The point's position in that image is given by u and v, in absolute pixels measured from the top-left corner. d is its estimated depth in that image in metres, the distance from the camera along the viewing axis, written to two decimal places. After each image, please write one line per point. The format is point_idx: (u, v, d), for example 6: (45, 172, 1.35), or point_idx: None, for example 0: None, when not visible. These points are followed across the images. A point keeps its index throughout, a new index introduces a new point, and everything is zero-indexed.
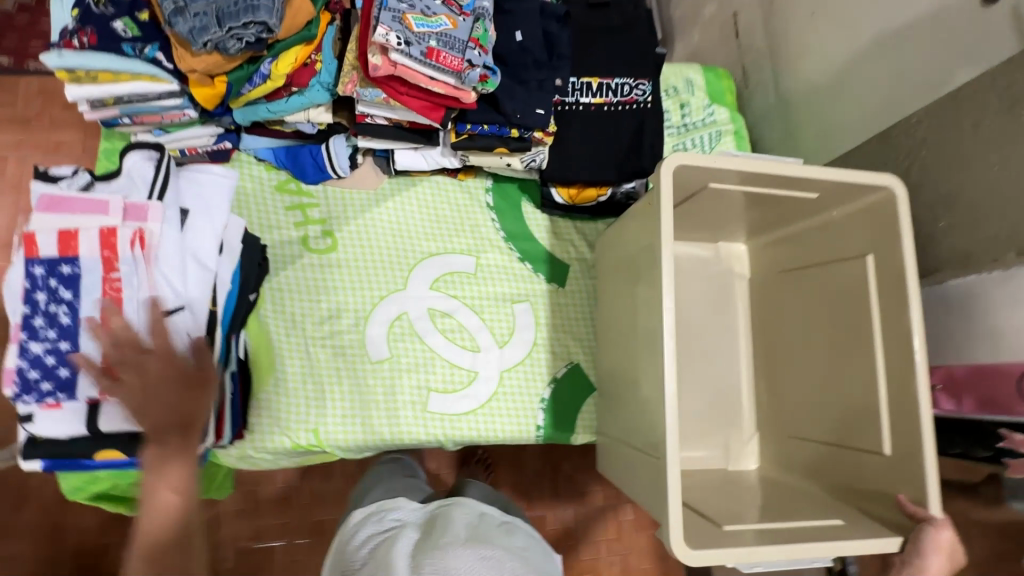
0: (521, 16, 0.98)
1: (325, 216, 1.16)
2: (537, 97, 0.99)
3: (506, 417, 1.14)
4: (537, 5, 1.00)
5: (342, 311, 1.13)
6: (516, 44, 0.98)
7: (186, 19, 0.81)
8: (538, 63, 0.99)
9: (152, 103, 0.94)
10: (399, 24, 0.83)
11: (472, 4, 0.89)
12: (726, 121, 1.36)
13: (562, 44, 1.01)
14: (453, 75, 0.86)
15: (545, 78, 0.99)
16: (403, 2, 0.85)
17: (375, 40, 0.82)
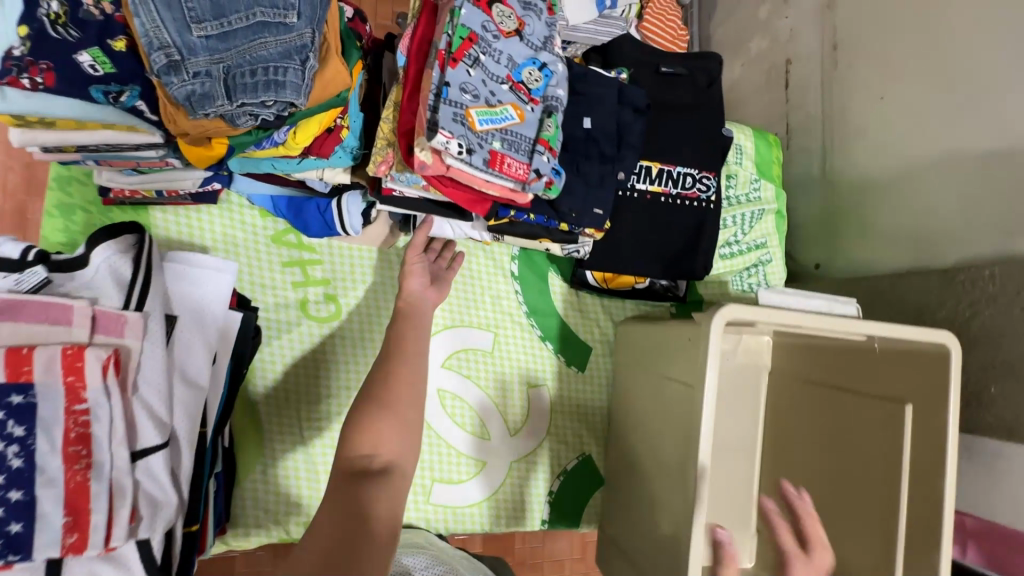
0: (593, 98, 0.84)
1: (328, 277, 1.01)
2: (599, 193, 0.85)
3: (513, 509, 1.08)
4: (614, 85, 0.85)
5: (342, 391, 0.99)
6: (582, 131, 0.83)
7: (183, 80, 0.62)
8: (604, 155, 0.85)
9: (126, 151, 0.75)
10: (461, 126, 0.67)
11: (544, 92, 0.74)
12: (771, 200, 1.27)
13: (633, 133, 0.86)
14: (516, 184, 0.72)
15: (608, 171, 0.85)
16: (465, 90, 0.68)
17: (430, 142, 0.67)
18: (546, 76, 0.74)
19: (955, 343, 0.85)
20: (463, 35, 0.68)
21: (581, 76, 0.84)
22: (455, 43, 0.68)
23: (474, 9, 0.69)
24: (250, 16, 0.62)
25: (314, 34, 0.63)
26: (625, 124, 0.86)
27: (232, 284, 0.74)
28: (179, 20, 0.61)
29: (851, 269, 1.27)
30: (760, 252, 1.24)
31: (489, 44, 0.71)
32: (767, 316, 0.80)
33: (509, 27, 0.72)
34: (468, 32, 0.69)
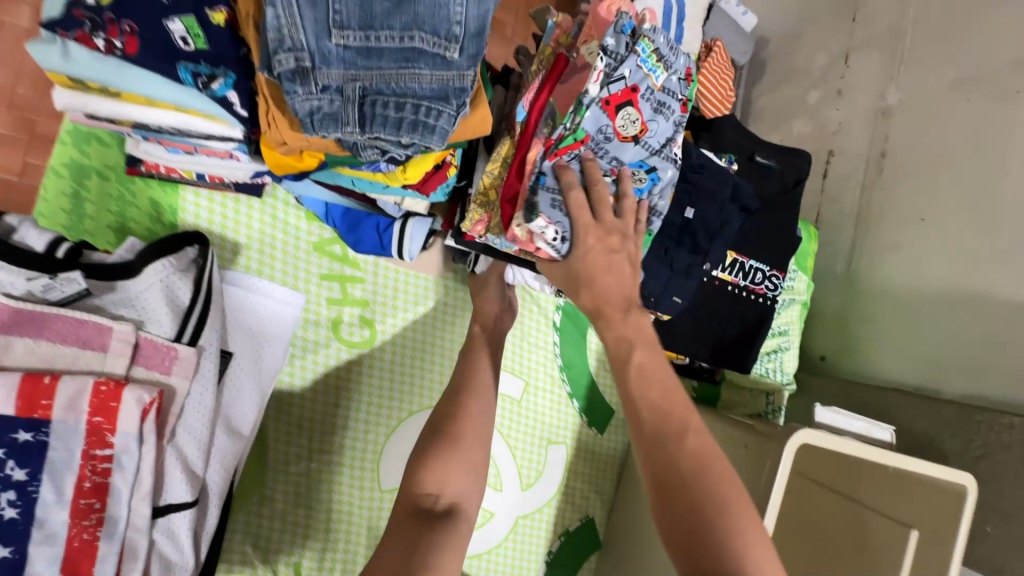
0: (705, 191, 0.81)
1: (367, 299, 0.91)
2: (686, 278, 0.82)
3: (510, 565, 1.03)
4: (730, 181, 0.82)
5: (357, 425, 0.90)
6: (682, 219, 0.80)
7: (309, 94, 0.52)
8: (700, 243, 0.81)
9: (192, 137, 0.63)
10: (559, 212, 0.68)
11: (644, 194, 0.74)
12: (802, 291, 1.29)
13: (731, 226, 0.83)
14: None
15: (698, 259, 0.82)
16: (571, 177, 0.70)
17: (527, 225, 0.67)
18: (651, 181, 0.73)
19: (972, 486, 0.91)
20: (578, 136, 0.67)
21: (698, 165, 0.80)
22: (566, 143, 0.67)
23: (600, 113, 0.66)
24: (404, 39, 0.52)
25: (471, 75, 0.54)
26: (728, 216, 0.83)
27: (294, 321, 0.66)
28: (320, 21, 0.50)
29: (856, 372, 1.31)
30: (783, 339, 1.23)
31: (601, 145, 0.69)
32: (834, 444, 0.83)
33: (628, 132, 0.69)
34: (583, 135, 0.66)
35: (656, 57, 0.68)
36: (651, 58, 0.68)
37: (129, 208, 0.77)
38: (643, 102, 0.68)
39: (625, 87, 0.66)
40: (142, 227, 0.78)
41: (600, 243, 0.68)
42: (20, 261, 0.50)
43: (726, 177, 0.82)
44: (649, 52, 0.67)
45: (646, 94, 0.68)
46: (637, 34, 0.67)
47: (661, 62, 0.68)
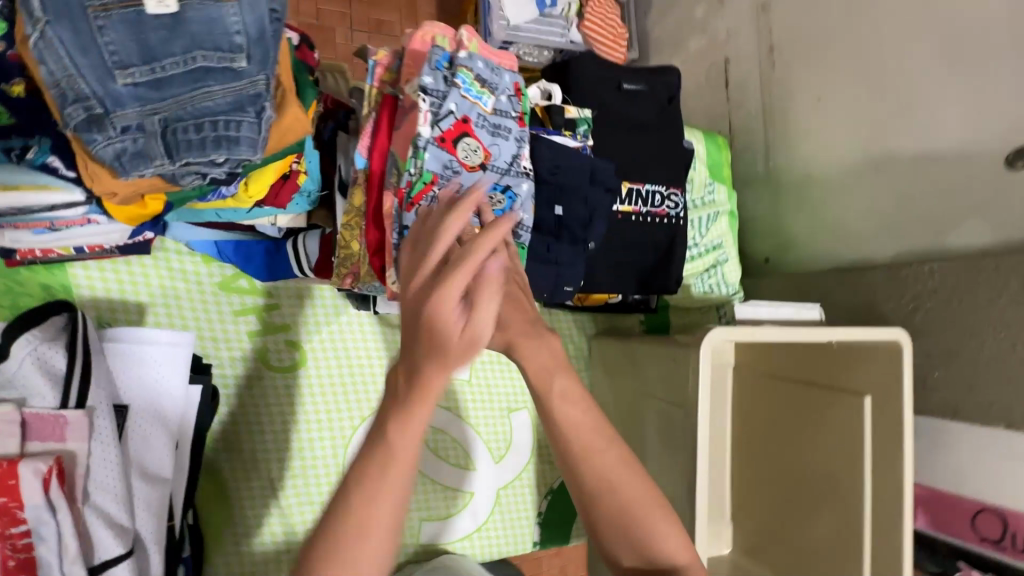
0: (568, 186, 0.82)
1: (288, 322, 0.92)
2: (574, 271, 0.85)
3: (504, 535, 1.07)
4: (586, 168, 0.83)
5: (311, 442, 0.93)
6: (553, 216, 0.82)
7: (110, 138, 0.53)
8: (575, 236, 0.84)
9: (34, 213, 0.63)
10: None
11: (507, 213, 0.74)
12: (724, 202, 1.32)
13: (600, 209, 0.85)
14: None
15: (580, 247, 0.84)
16: None
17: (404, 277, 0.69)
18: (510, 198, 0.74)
19: (907, 339, 0.94)
20: (425, 178, 0.68)
21: (554, 163, 0.81)
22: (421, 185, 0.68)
23: (440, 151, 0.68)
24: (187, 60, 0.53)
25: (265, 80, 0.56)
26: (598, 203, 0.85)
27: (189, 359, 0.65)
28: (99, 67, 0.52)
29: (795, 265, 1.32)
30: (718, 254, 1.28)
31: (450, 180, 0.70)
32: (747, 333, 0.87)
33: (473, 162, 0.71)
34: (432, 176, 0.68)
35: (479, 83, 0.71)
36: (475, 85, 0.71)
37: (21, 298, 0.78)
38: (479, 130, 0.71)
39: (457, 121, 0.69)
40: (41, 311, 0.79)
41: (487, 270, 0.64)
42: None
43: (583, 165, 0.83)
44: (472, 80, 0.70)
45: (479, 121, 0.71)
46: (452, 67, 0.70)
47: (484, 87, 0.71)
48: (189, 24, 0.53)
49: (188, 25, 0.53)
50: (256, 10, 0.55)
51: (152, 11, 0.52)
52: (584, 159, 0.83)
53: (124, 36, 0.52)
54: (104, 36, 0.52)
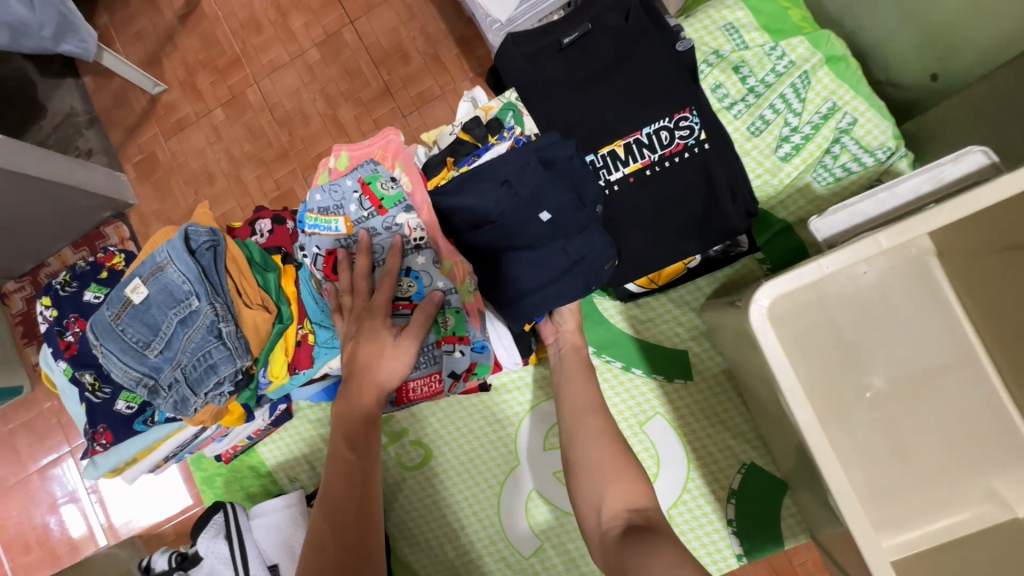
0: (536, 189, 0.78)
1: (405, 426, 1.04)
2: (601, 249, 0.79)
3: (701, 554, 0.95)
4: (533, 157, 0.79)
5: (467, 519, 1.01)
6: (545, 224, 0.79)
7: (163, 396, 0.71)
8: (580, 223, 0.79)
9: (194, 440, 0.87)
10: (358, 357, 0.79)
11: (423, 293, 0.81)
12: (807, 56, 0.96)
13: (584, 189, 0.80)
14: (437, 393, 0.84)
15: (594, 222, 0.79)
16: None
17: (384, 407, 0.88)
18: (418, 279, 0.81)
19: None
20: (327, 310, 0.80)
21: (502, 184, 0.79)
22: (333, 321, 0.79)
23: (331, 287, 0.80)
24: (169, 320, 0.70)
25: (214, 304, 0.69)
26: (578, 174, 0.80)
27: (302, 512, 0.90)
28: (135, 354, 0.70)
29: (985, 60, 0.83)
30: (835, 119, 0.93)
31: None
32: (820, 266, 0.58)
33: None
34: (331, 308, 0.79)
35: (323, 215, 0.82)
36: (320, 218, 0.82)
37: (243, 479, 1.07)
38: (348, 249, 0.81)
39: (325, 257, 0.81)
40: (257, 484, 1.07)
41: (391, 360, 0.72)
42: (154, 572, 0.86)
43: (529, 160, 0.79)
44: (316, 218, 0.82)
45: (344, 242, 0.81)
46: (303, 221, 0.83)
47: (326, 215, 0.82)
48: (157, 295, 0.70)
49: (155, 295, 0.70)
50: (183, 259, 0.69)
51: (138, 301, 0.70)
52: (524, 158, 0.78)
53: (137, 326, 0.70)
54: (127, 332, 0.70)
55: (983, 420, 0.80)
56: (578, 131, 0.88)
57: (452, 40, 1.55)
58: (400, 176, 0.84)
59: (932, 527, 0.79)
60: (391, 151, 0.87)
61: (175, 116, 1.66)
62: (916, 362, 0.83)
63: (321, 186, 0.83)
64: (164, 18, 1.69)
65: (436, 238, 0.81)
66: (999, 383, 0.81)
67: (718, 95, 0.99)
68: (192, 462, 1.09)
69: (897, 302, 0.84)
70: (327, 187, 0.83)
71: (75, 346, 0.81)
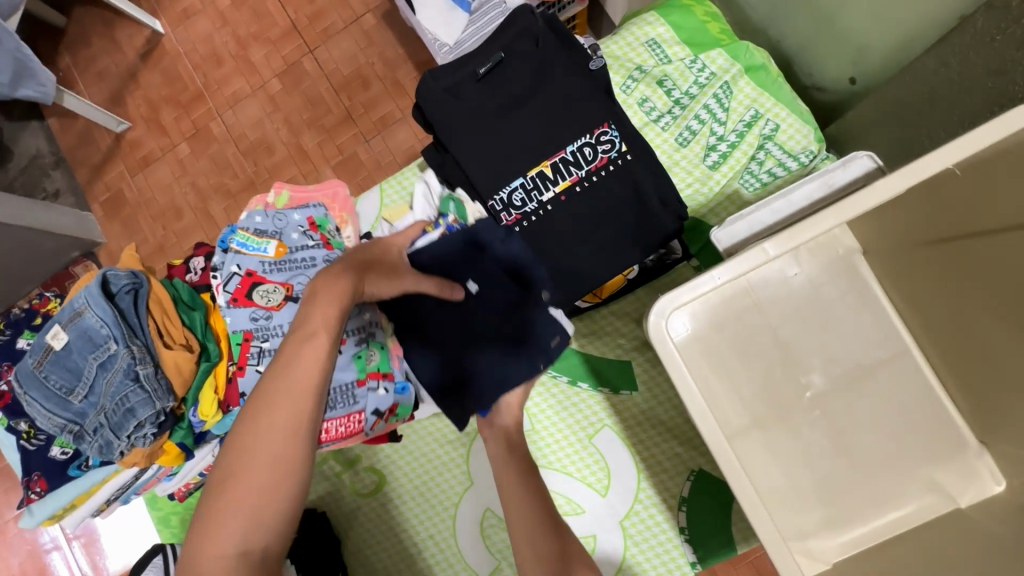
0: (467, 259, 0.84)
1: (358, 452, 1.04)
2: (544, 326, 0.83)
3: (657, 564, 0.95)
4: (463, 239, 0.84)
5: (424, 543, 1.01)
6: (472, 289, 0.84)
7: (88, 442, 0.71)
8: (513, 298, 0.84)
9: (135, 482, 0.87)
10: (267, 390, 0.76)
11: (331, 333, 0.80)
12: (726, 67, 0.99)
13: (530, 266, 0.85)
14: (356, 432, 0.87)
15: (535, 301, 0.83)
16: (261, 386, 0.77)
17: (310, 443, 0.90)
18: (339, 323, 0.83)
19: None
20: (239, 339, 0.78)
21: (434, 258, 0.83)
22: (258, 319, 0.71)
23: (235, 309, 0.79)
24: (90, 365, 0.70)
25: (131, 346, 0.69)
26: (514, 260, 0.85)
27: None
28: (58, 401, 0.70)
29: (895, 59, 0.85)
30: (757, 126, 0.96)
31: (264, 327, 0.79)
32: (710, 275, 0.60)
33: (277, 300, 0.80)
34: (242, 335, 0.79)
35: (255, 235, 0.84)
36: (251, 239, 0.84)
37: None
38: (271, 274, 0.82)
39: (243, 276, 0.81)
40: None
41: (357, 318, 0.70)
42: None
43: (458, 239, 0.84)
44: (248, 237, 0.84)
45: (266, 264, 0.83)
46: (230, 238, 0.84)
47: (259, 236, 0.84)
48: (76, 342, 0.70)
49: (75, 340, 0.70)
50: (98, 304, 0.69)
51: (59, 348, 0.71)
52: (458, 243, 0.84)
53: (59, 373, 0.71)
54: (49, 380, 0.71)
55: (919, 411, 0.82)
56: (507, 152, 0.89)
57: (412, 63, 1.58)
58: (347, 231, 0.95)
59: (877, 522, 0.79)
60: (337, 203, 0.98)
61: (141, 152, 1.67)
62: (849, 359, 0.84)
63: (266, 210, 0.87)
64: (127, 56, 1.71)
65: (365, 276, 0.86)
66: (933, 375, 0.83)
67: (645, 109, 1.01)
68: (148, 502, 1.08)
69: (825, 301, 0.85)
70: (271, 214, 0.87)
71: (9, 395, 0.81)
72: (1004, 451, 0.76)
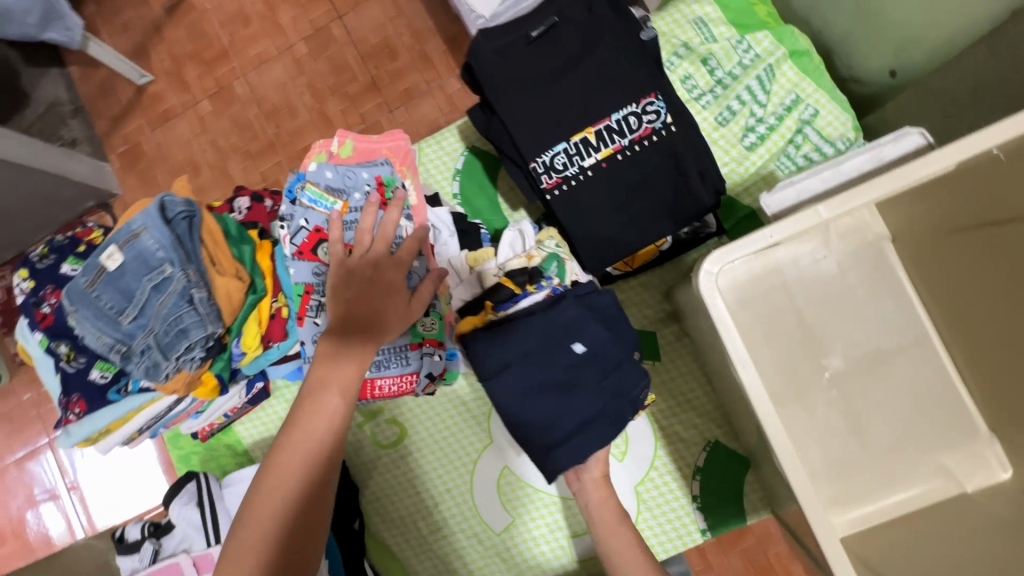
0: (570, 322, 0.85)
1: (380, 404, 1.06)
2: (611, 392, 0.84)
3: (669, 529, 0.98)
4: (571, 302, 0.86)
5: (441, 498, 1.03)
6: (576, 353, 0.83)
7: (137, 362, 0.73)
8: (616, 357, 0.83)
9: (168, 413, 0.89)
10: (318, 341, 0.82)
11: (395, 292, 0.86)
12: (771, 50, 1.00)
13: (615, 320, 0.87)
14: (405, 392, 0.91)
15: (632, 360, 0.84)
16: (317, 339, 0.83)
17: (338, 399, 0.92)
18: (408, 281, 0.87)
19: None
20: (301, 290, 0.83)
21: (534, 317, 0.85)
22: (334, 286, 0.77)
23: (300, 261, 0.84)
24: (144, 286, 0.72)
25: (188, 270, 0.72)
26: (607, 318, 0.86)
27: None
28: (109, 321, 0.72)
29: (933, 52, 0.87)
30: (798, 110, 0.98)
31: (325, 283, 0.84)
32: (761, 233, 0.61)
33: None
34: (303, 287, 0.83)
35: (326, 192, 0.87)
36: (322, 195, 0.87)
37: (220, 457, 1.09)
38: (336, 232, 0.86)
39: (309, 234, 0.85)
40: (233, 463, 1.09)
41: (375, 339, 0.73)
42: (133, 545, 0.90)
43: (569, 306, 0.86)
44: (318, 192, 0.87)
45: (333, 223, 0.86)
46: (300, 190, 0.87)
47: (331, 194, 0.87)
48: (132, 263, 0.72)
49: (130, 262, 0.72)
50: (158, 227, 0.72)
51: (114, 269, 0.72)
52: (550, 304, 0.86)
53: (111, 293, 0.72)
54: (102, 299, 0.73)
55: (933, 398, 0.84)
56: (548, 119, 0.90)
57: (440, 38, 1.58)
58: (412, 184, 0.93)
59: (886, 501, 0.82)
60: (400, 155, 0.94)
61: (161, 106, 1.67)
62: (870, 344, 0.86)
63: (338, 164, 0.88)
64: (153, 10, 1.70)
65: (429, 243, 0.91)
66: (949, 362, 0.85)
67: (687, 86, 1.02)
68: (168, 442, 1.10)
69: (853, 281, 0.87)
70: (341, 171, 0.87)
71: (50, 317, 0.82)
72: (1013, 442, 0.78)
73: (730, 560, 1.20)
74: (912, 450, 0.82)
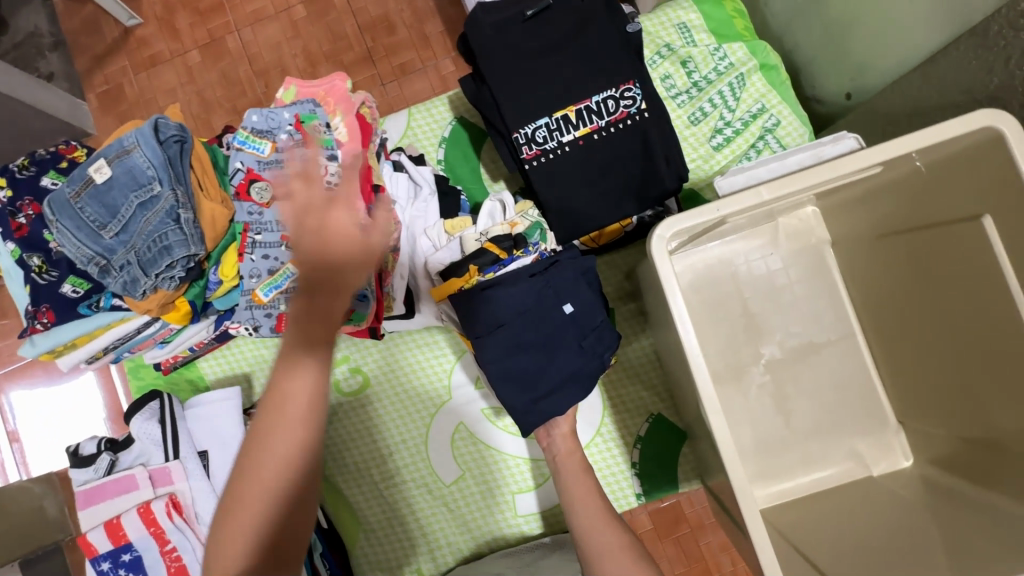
0: (564, 285, 0.91)
1: (346, 354, 1.10)
2: (567, 354, 0.91)
3: (610, 491, 1.05)
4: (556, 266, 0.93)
5: (396, 448, 1.08)
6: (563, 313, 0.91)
7: (115, 276, 0.75)
8: (595, 321, 0.92)
9: (136, 337, 0.90)
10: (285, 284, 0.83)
11: None
12: (744, 60, 1.09)
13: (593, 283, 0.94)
14: None
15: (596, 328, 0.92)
16: (254, 272, 0.85)
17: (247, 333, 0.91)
18: None
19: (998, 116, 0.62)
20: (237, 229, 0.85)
21: (533, 278, 0.91)
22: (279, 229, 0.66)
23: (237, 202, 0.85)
24: (131, 203, 0.75)
25: (176, 191, 0.75)
26: (596, 282, 0.94)
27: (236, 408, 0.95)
28: (92, 232, 0.75)
29: (883, 79, 0.97)
30: (761, 117, 1.06)
31: (258, 221, 0.86)
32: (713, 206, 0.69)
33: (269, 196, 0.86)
34: (240, 227, 0.85)
35: (254, 135, 0.89)
36: (251, 137, 0.89)
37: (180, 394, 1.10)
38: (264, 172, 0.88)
39: (245, 173, 0.87)
40: None
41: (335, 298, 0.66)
42: (86, 461, 0.93)
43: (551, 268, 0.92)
44: (247, 136, 0.89)
45: (263, 163, 0.89)
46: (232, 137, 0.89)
47: (258, 136, 0.89)
48: (122, 178, 0.75)
49: (119, 177, 0.75)
50: (152, 147, 0.75)
51: (102, 183, 0.75)
52: (546, 267, 0.92)
53: (97, 206, 0.75)
54: (87, 211, 0.75)
55: (854, 389, 0.93)
56: (535, 95, 0.95)
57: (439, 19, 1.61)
58: (337, 123, 0.95)
59: (802, 479, 0.90)
60: (333, 97, 0.97)
61: (148, 51, 1.64)
62: (803, 336, 0.95)
63: (261, 109, 0.91)
64: None
65: (350, 178, 0.91)
66: (870, 359, 0.93)
67: (666, 85, 1.10)
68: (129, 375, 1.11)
69: (794, 276, 0.96)
70: (264, 112, 0.90)
71: (26, 228, 0.83)
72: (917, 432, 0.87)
73: (666, 544, 1.28)
74: (830, 433, 0.91)
